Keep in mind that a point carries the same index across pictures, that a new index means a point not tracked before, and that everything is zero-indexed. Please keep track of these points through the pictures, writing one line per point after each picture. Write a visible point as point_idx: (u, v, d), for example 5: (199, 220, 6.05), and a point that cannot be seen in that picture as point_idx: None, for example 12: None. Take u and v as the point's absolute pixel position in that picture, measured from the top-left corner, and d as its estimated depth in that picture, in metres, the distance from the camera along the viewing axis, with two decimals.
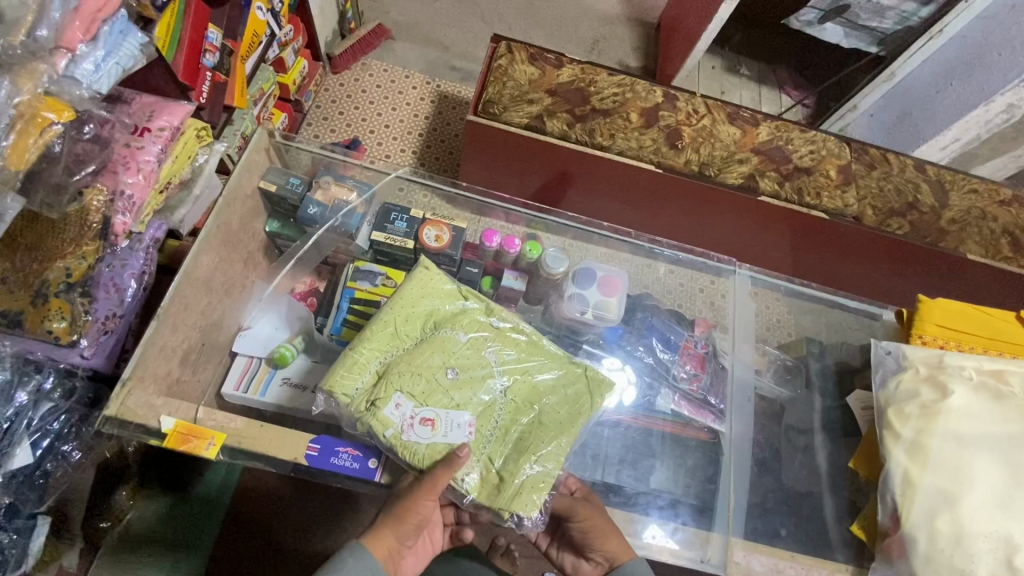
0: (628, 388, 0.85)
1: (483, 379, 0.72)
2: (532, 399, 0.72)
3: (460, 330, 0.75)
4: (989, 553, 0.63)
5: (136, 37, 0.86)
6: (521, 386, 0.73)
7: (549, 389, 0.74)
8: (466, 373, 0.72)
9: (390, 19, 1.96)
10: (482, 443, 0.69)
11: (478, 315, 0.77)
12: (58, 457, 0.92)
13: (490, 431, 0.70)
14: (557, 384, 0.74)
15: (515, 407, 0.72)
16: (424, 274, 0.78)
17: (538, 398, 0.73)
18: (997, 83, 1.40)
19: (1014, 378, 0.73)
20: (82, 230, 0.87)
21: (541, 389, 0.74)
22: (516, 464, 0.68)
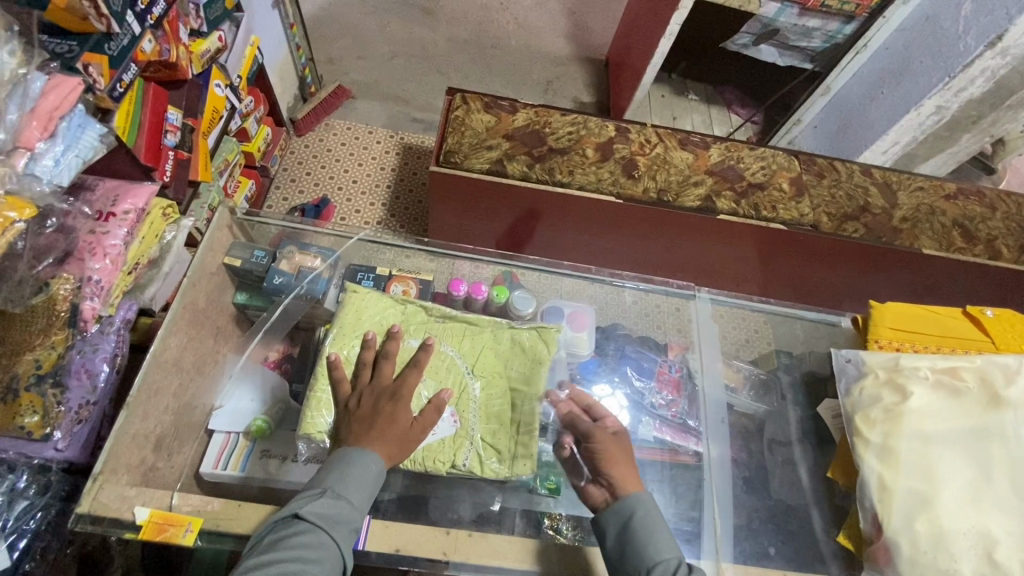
0: (622, 412, 0.87)
1: (450, 368, 0.80)
2: (499, 372, 0.81)
3: (411, 338, 0.81)
4: (968, 550, 0.65)
5: (94, 129, 0.89)
6: (486, 361, 0.81)
7: (508, 353, 0.82)
8: (433, 374, 0.79)
9: (349, 80, 2.02)
10: (469, 427, 0.76)
11: (422, 317, 0.83)
12: (37, 556, 0.88)
13: (474, 415, 0.77)
14: (514, 348, 0.83)
15: (487, 383, 0.80)
16: (353, 298, 0.83)
17: (501, 364, 0.82)
18: (923, 88, 1.49)
19: (967, 373, 0.76)
20: (51, 320, 0.88)
21: (502, 359, 0.82)
22: (504, 431, 0.76)
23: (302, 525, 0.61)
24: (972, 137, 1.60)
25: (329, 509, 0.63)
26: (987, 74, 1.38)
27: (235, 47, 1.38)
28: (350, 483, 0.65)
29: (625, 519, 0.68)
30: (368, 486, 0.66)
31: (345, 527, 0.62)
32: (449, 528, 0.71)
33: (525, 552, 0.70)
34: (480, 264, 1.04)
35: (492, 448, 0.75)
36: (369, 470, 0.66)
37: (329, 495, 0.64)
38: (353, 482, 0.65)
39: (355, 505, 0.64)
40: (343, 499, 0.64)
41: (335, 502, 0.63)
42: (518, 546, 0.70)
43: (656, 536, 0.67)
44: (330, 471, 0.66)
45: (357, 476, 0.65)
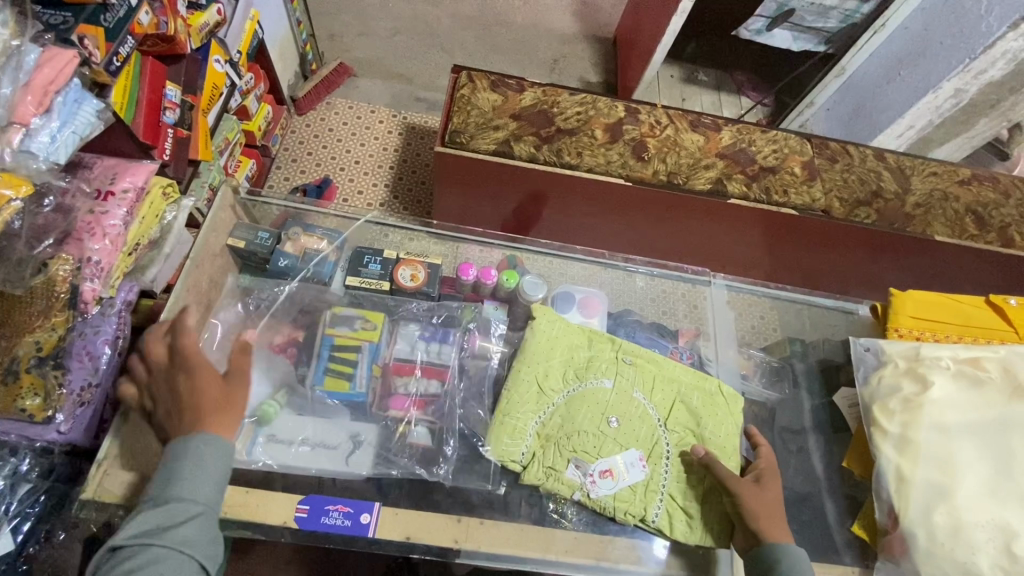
0: None
1: (643, 417, 0.81)
2: (692, 423, 0.81)
3: (603, 377, 0.83)
4: (988, 543, 0.65)
5: (91, 104, 0.85)
6: (678, 414, 0.82)
7: (699, 408, 0.82)
8: (625, 420, 0.80)
9: (351, 57, 1.97)
10: (660, 482, 0.77)
11: (611, 357, 0.85)
12: (41, 540, 0.87)
13: (662, 468, 0.78)
14: (705, 404, 0.82)
15: (678, 437, 0.80)
16: (538, 328, 0.86)
17: (694, 418, 0.81)
18: (942, 71, 1.45)
19: (989, 363, 0.76)
20: (50, 302, 0.85)
21: (694, 411, 0.82)
22: (692, 498, 0.76)
23: (132, 545, 0.58)
24: (989, 121, 1.56)
25: (161, 515, 0.59)
26: (1008, 56, 1.34)
27: (234, 21, 1.34)
28: (177, 481, 0.61)
29: (766, 566, 0.66)
30: (205, 475, 0.62)
31: (190, 527, 0.59)
32: (460, 517, 0.70)
33: (536, 540, 0.70)
34: (488, 246, 1.03)
35: (682, 509, 0.75)
36: (204, 457, 0.63)
37: (153, 504, 0.60)
38: (183, 478, 0.61)
39: (199, 501, 0.61)
40: (182, 499, 0.60)
41: (175, 505, 0.60)
42: (531, 535, 0.71)
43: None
44: (156, 475, 0.62)
45: (186, 470, 0.62)
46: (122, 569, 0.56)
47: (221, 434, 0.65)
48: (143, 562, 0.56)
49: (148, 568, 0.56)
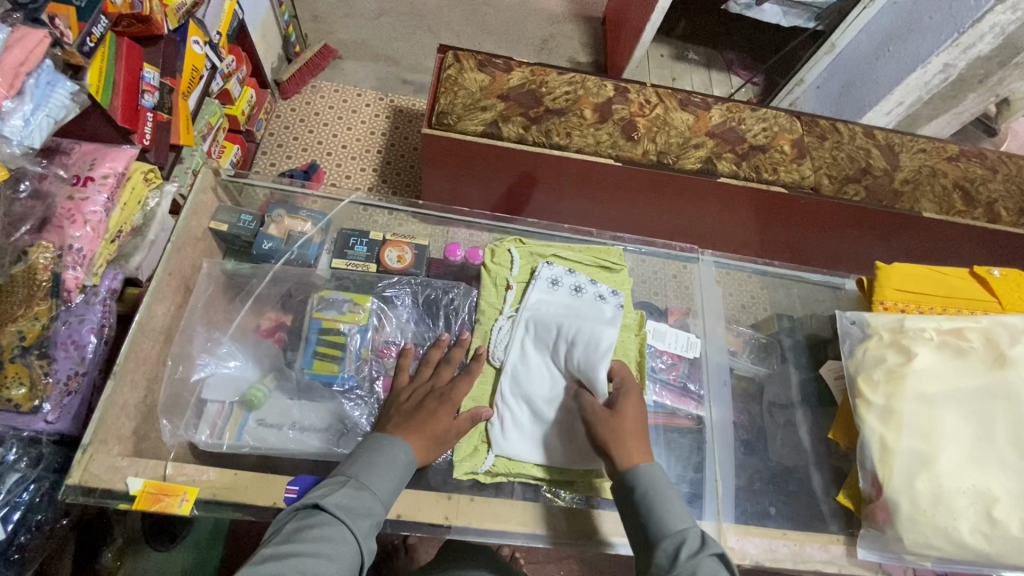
0: None
1: None
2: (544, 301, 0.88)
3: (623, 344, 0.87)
4: (968, 508, 0.67)
5: (65, 87, 0.83)
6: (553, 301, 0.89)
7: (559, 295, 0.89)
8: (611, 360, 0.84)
9: (335, 40, 1.94)
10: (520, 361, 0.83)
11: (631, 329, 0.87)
12: (32, 528, 0.83)
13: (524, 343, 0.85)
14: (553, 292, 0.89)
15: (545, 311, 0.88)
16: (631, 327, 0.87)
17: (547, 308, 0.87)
18: (932, 45, 1.44)
19: (972, 334, 0.77)
20: (31, 291, 0.82)
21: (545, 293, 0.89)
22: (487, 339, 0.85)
23: (324, 515, 0.58)
24: (978, 97, 1.56)
25: (353, 498, 0.60)
26: (997, 30, 1.34)
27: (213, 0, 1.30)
28: (376, 473, 0.62)
29: (627, 492, 0.65)
30: (396, 476, 0.63)
31: (370, 519, 0.60)
32: (450, 494, 0.71)
33: (527, 516, 0.70)
34: (476, 228, 1.02)
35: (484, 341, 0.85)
36: (400, 460, 0.64)
37: (352, 485, 0.61)
38: (381, 472, 0.63)
39: (380, 498, 0.61)
40: (367, 489, 0.61)
41: (360, 492, 0.60)
42: (521, 510, 0.71)
43: (656, 504, 0.63)
44: (355, 461, 0.63)
45: (384, 467, 0.63)
46: (310, 535, 0.56)
47: (411, 443, 0.67)
48: (327, 536, 0.56)
49: (323, 543, 0.55)
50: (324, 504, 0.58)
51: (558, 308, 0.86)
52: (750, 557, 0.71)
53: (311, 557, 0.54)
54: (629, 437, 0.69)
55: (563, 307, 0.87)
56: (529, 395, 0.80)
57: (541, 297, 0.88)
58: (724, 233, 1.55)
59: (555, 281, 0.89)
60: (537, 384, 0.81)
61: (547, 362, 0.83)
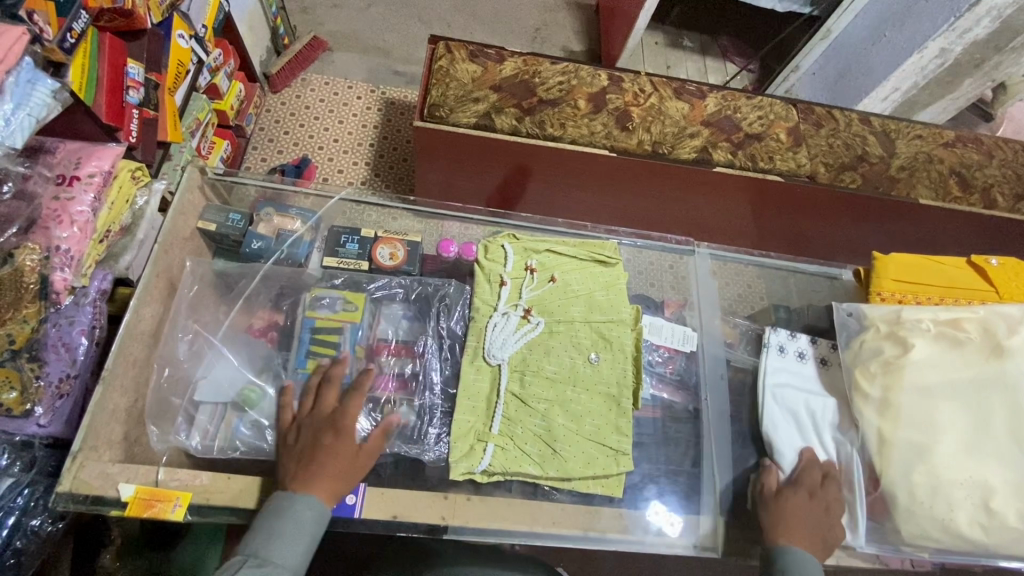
0: None
1: (575, 334, 0.84)
2: (541, 300, 0.87)
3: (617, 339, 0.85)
4: (966, 500, 0.67)
5: (46, 85, 0.81)
6: (550, 297, 0.87)
7: (558, 294, 0.88)
8: (604, 357, 0.82)
9: (325, 31, 1.90)
10: (518, 357, 0.82)
11: (627, 325, 0.85)
12: (28, 533, 0.81)
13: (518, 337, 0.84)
14: (553, 291, 0.88)
15: (542, 308, 0.86)
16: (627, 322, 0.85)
17: (543, 306, 0.86)
18: (928, 30, 1.42)
19: (969, 324, 0.76)
20: (19, 294, 0.80)
21: (541, 291, 0.88)
22: (478, 337, 0.83)
23: None
24: (974, 81, 1.54)
25: None
26: (994, 14, 1.33)
27: None
28: (278, 544, 0.62)
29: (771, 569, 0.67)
30: (302, 541, 0.63)
31: None
32: (445, 493, 0.70)
33: (523, 514, 0.70)
34: (470, 223, 1.01)
35: (477, 337, 0.83)
36: (308, 521, 0.63)
37: (251, 564, 0.60)
38: (285, 542, 0.62)
39: (286, 568, 0.61)
40: (268, 565, 0.60)
41: (260, 570, 0.60)
42: (517, 508, 0.71)
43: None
44: (254, 533, 0.62)
45: (286, 533, 0.62)
46: None
47: (318, 492, 0.65)
48: None
49: None
50: None
51: (793, 380, 0.80)
52: None
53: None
54: (801, 523, 0.68)
55: (798, 381, 0.81)
56: (526, 393, 0.79)
57: (538, 294, 0.87)
58: (721, 224, 1.54)
59: (782, 347, 0.83)
60: (534, 379, 0.80)
61: (545, 357, 0.82)
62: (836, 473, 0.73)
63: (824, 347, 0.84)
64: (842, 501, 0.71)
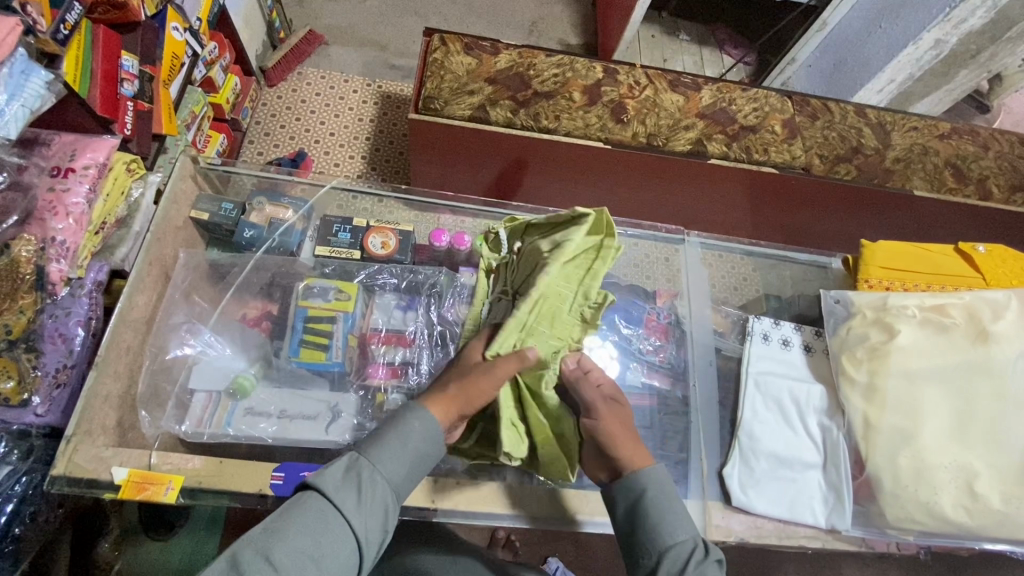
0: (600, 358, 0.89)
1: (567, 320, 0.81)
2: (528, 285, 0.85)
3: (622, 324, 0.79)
4: (950, 483, 0.68)
5: (39, 76, 0.82)
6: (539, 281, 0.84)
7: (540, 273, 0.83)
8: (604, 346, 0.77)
9: (321, 25, 1.90)
10: None
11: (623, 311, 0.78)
12: (26, 519, 0.82)
13: None
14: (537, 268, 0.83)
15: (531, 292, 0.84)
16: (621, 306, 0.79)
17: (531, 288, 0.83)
18: (923, 22, 1.42)
19: (955, 310, 0.77)
20: (16, 283, 0.82)
21: None
22: None
23: (318, 498, 0.56)
24: (970, 73, 1.54)
25: (356, 479, 0.57)
26: (988, 5, 1.33)
27: None
28: (384, 456, 0.60)
29: (632, 497, 0.65)
30: (406, 459, 0.60)
31: (373, 504, 0.57)
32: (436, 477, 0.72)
33: (511, 499, 0.72)
34: (463, 213, 1.02)
35: None
36: (413, 440, 0.61)
37: (357, 466, 0.58)
38: (389, 455, 0.60)
39: (388, 482, 0.59)
40: (375, 471, 0.58)
41: (364, 473, 0.58)
42: (507, 492, 0.72)
43: (665, 510, 0.64)
44: (368, 440, 0.61)
45: (393, 448, 0.60)
46: (298, 517, 0.54)
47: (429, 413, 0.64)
48: (313, 522, 0.54)
49: (314, 527, 0.54)
50: (317, 485, 0.56)
51: (779, 368, 0.81)
52: (734, 533, 0.71)
53: (303, 535, 0.53)
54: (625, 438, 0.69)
55: (785, 368, 0.81)
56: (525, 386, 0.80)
57: None
58: (714, 215, 1.55)
59: (767, 336, 0.83)
60: None
61: None
62: (821, 458, 0.75)
63: (808, 334, 0.84)
64: (832, 485, 0.73)
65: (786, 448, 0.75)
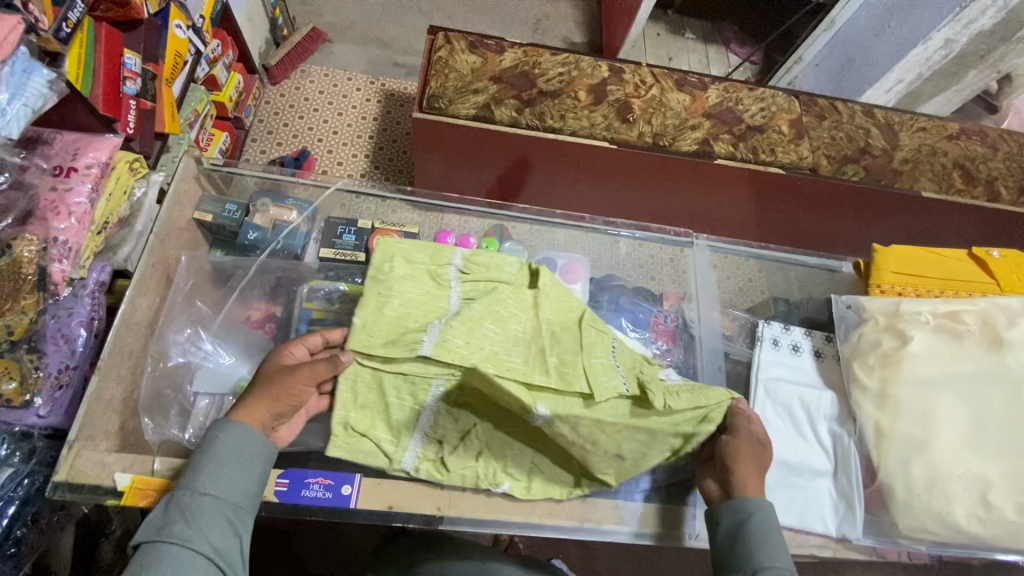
0: None
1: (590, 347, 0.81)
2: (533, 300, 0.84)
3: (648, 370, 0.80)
4: (963, 492, 0.67)
5: (41, 75, 0.81)
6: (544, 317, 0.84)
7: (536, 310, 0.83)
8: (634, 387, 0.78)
9: (324, 22, 1.89)
10: None
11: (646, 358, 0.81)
12: (28, 521, 0.82)
13: None
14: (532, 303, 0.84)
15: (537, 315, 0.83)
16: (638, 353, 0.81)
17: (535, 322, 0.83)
18: (932, 21, 1.41)
19: (969, 317, 0.76)
20: (17, 285, 0.81)
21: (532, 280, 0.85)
22: None
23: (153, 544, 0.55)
24: (979, 73, 1.52)
25: (186, 507, 0.57)
26: (999, 4, 1.31)
27: None
28: (209, 476, 0.59)
29: (742, 517, 0.64)
30: (227, 472, 0.60)
31: (217, 522, 0.57)
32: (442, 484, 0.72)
33: (519, 506, 0.72)
34: (468, 214, 1.01)
35: None
36: (224, 455, 0.60)
37: (183, 498, 0.58)
38: (210, 476, 0.59)
39: (219, 498, 0.58)
40: (206, 494, 0.58)
41: (191, 499, 0.58)
42: (511, 499, 0.72)
43: (771, 539, 0.62)
44: (187, 470, 0.60)
45: (215, 468, 0.60)
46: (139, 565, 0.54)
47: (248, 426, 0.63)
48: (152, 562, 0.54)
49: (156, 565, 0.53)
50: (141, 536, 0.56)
51: (789, 374, 0.80)
52: None
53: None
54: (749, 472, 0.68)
55: (795, 375, 0.80)
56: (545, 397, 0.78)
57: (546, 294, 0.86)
58: (720, 216, 1.53)
59: (777, 341, 0.82)
60: None
61: None
62: (831, 466, 0.74)
63: (818, 339, 0.83)
64: (843, 494, 0.72)
65: (796, 457, 0.74)
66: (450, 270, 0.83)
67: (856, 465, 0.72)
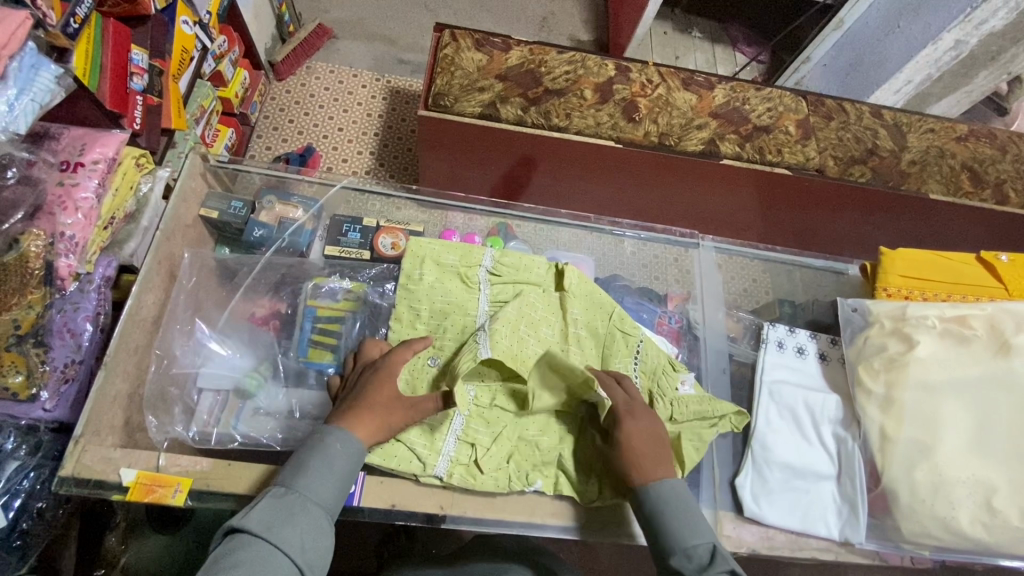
0: None
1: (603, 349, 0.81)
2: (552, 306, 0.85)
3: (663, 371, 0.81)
4: (968, 498, 0.67)
5: (49, 70, 0.80)
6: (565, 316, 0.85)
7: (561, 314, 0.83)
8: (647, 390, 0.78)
9: (330, 18, 1.89)
10: None
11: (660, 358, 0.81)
12: (34, 514, 0.83)
13: None
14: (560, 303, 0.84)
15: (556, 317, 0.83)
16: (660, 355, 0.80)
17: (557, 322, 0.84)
18: (941, 22, 1.40)
19: (976, 321, 0.76)
20: (25, 278, 0.80)
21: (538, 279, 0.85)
22: None
23: (245, 536, 0.56)
24: (989, 74, 1.51)
25: (281, 507, 0.58)
26: (1010, 6, 1.30)
27: None
28: (311, 480, 0.61)
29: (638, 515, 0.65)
30: (331, 480, 0.61)
31: (310, 529, 0.58)
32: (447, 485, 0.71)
33: (521, 505, 0.71)
34: (473, 213, 1.01)
35: None
36: (332, 461, 0.62)
37: (280, 494, 0.59)
38: (311, 477, 0.61)
39: (319, 504, 0.60)
40: (305, 497, 0.59)
41: (286, 497, 0.59)
42: (514, 498, 0.72)
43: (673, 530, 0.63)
44: (288, 469, 0.62)
45: (315, 471, 0.61)
46: (229, 560, 0.54)
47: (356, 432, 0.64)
48: (243, 557, 0.55)
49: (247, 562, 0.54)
50: (242, 524, 0.57)
51: (793, 376, 0.80)
52: (745, 544, 0.71)
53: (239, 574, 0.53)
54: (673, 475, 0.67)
55: (799, 377, 0.80)
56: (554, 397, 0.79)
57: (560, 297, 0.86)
58: (725, 216, 1.52)
59: (782, 343, 0.82)
60: None
61: None
62: (836, 469, 0.74)
63: (823, 342, 0.83)
64: (846, 498, 0.72)
65: (800, 460, 0.74)
66: (478, 273, 0.83)
67: (860, 471, 0.72)
